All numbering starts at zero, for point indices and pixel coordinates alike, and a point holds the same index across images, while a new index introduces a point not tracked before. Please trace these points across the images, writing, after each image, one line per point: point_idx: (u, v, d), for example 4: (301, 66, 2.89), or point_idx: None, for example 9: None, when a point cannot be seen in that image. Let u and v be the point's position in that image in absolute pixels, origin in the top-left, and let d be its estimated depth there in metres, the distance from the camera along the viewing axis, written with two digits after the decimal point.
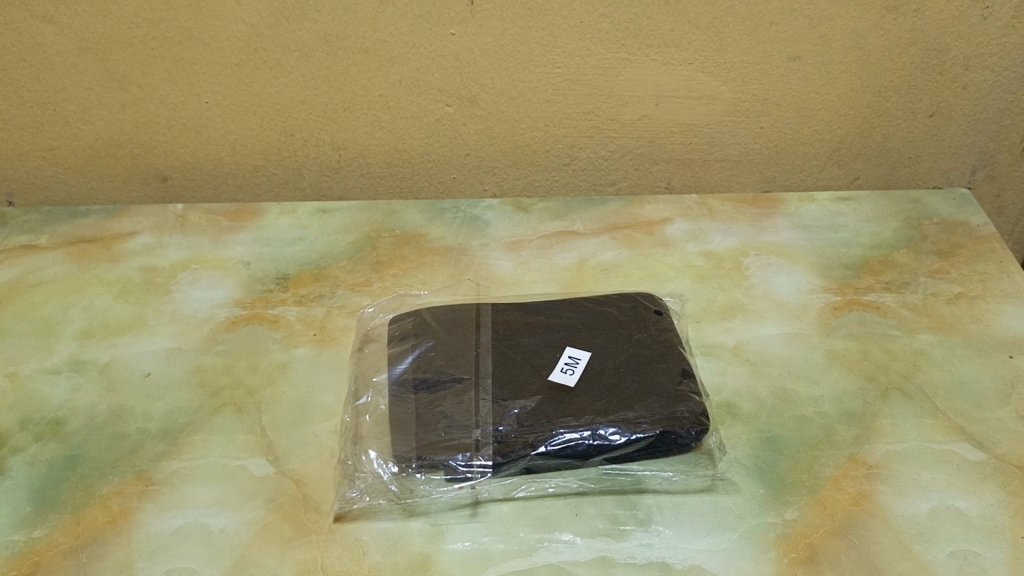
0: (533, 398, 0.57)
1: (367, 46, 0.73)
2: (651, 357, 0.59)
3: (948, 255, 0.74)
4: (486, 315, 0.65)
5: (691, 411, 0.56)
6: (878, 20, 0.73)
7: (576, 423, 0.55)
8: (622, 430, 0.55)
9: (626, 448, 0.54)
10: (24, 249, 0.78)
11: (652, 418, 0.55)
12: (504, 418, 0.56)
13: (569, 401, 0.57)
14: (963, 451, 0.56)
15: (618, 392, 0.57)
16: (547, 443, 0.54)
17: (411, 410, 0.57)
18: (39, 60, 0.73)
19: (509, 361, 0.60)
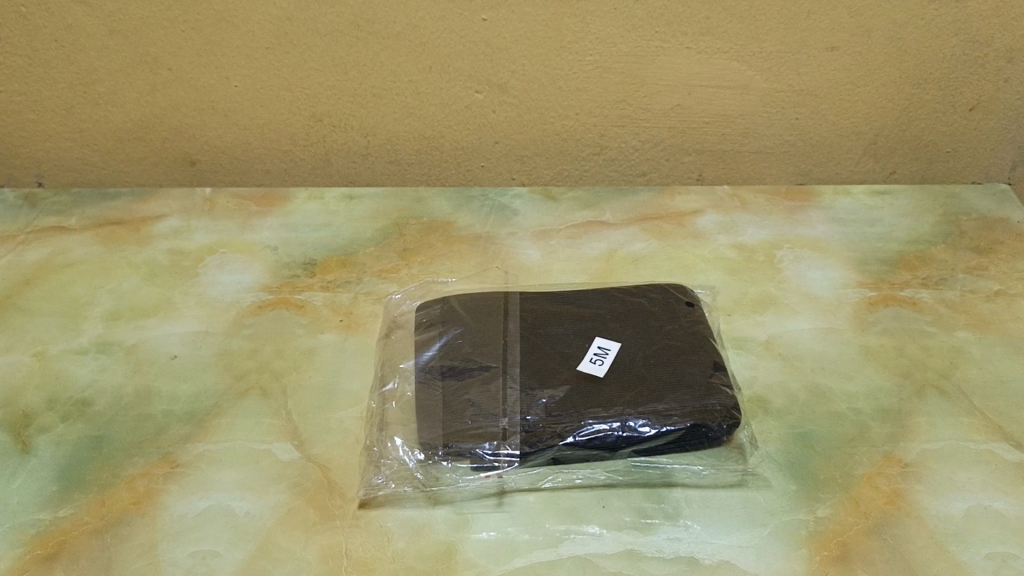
0: (561, 387, 0.56)
1: (398, 31, 0.72)
2: (682, 349, 0.58)
3: (986, 252, 0.73)
4: (515, 304, 0.64)
5: (722, 403, 0.55)
6: (920, 10, 0.71)
7: (606, 414, 0.54)
8: (651, 422, 0.54)
9: (656, 440, 0.54)
10: (53, 230, 0.78)
11: (682, 410, 0.54)
12: (532, 407, 0.55)
13: (598, 392, 0.56)
14: (1001, 451, 0.55)
15: (648, 383, 0.56)
16: (576, 433, 0.53)
17: (438, 397, 0.57)
18: (71, 41, 0.73)
19: (538, 350, 0.59)
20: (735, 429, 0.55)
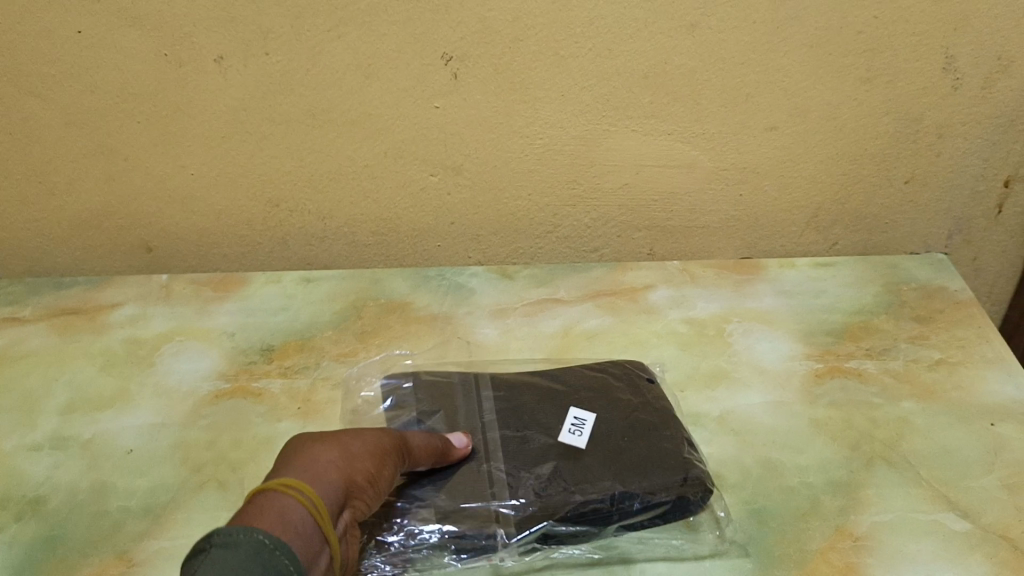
0: (542, 468, 0.59)
1: (352, 119, 0.74)
2: (654, 424, 0.61)
3: (927, 320, 0.75)
4: (488, 383, 0.66)
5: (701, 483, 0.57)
6: (853, 91, 0.74)
7: (591, 490, 0.56)
8: (636, 498, 0.56)
9: (639, 519, 0.56)
10: (8, 321, 0.77)
11: (664, 486, 0.56)
12: (520, 486, 0.57)
13: (579, 469, 0.58)
14: (949, 521, 0.56)
15: (628, 461, 0.58)
16: (562, 509, 0.55)
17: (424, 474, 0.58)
18: (27, 133, 0.74)
19: (516, 428, 0.61)
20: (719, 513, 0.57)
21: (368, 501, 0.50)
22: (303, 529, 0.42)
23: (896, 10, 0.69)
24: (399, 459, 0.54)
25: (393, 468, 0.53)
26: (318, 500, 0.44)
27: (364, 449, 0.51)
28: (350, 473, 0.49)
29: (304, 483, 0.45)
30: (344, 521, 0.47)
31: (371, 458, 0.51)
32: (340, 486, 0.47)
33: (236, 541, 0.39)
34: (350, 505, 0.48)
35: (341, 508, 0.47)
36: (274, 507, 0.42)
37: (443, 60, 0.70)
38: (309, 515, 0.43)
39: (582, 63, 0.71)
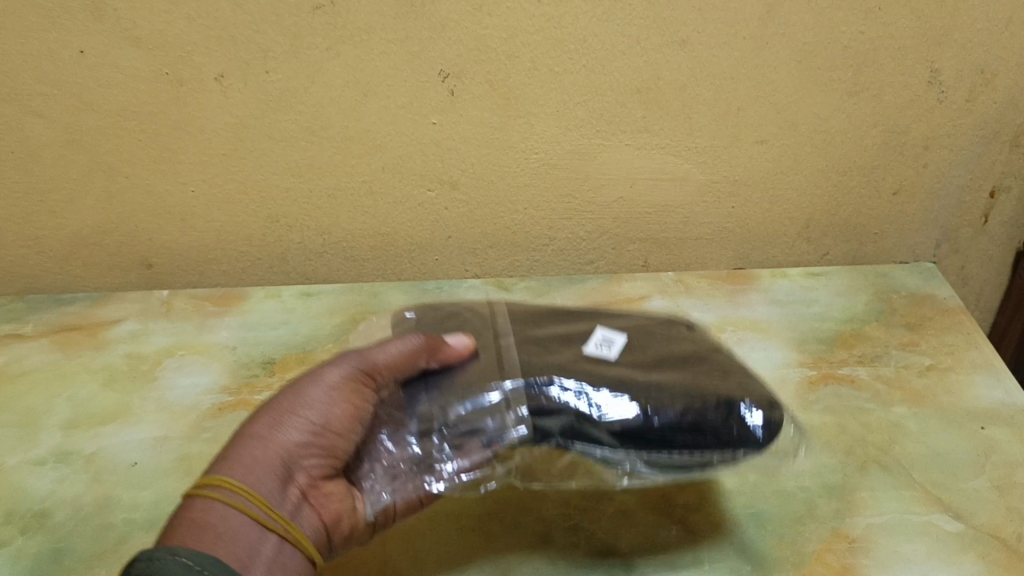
0: (592, 377, 0.55)
1: (351, 135, 0.75)
2: (656, 331, 0.63)
3: (917, 327, 0.77)
4: (506, 323, 0.64)
5: (761, 435, 0.53)
6: (841, 104, 0.76)
7: (649, 416, 0.52)
8: (696, 446, 0.52)
9: (694, 463, 0.52)
10: (9, 339, 0.78)
11: (728, 437, 0.52)
12: (570, 402, 0.53)
13: (640, 392, 0.54)
14: (942, 522, 0.57)
15: (694, 393, 0.54)
16: (612, 440, 0.52)
17: (456, 389, 0.56)
18: (28, 152, 0.74)
19: (539, 350, 0.60)
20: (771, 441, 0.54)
21: (338, 445, 0.52)
22: (228, 534, 0.45)
23: (880, 25, 0.71)
24: (365, 381, 0.54)
25: (360, 394, 0.53)
26: (246, 490, 0.47)
27: (322, 394, 0.52)
28: (297, 432, 0.50)
29: (235, 475, 0.47)
30: (300, 485, 0.50)
31: (330, 402, 0.52)
32: (283, 456, 0.49)
33: (158, 565, 0.41)
34: (306, 464, 0.50)
35: (287, 479, 0.49)
36: (195, 519, 0.45)
37: (440, 78, 0.72)
38: (238, 512, 0.46)
39: (576, 80, 0.73)
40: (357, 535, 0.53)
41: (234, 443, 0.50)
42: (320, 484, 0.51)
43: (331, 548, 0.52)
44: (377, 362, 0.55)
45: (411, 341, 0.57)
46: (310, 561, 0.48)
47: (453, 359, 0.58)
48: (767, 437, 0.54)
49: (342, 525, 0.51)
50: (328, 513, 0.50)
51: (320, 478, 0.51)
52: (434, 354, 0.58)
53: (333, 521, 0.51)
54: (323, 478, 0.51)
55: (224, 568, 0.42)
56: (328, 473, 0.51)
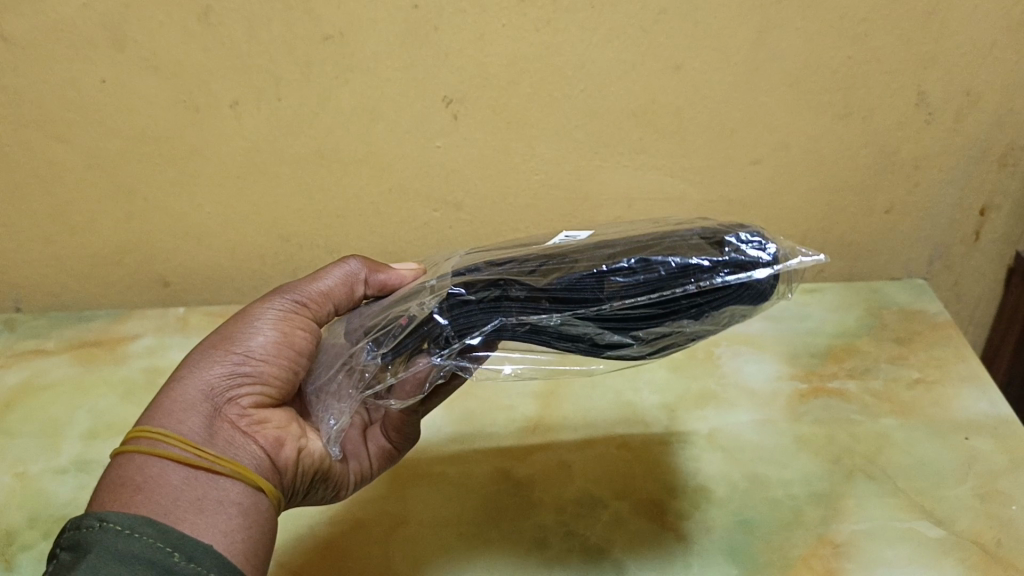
0: (533, 253, 0.52)
1: (359, 158, 0.78)
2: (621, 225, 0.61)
3: (906, 342, 0.79)
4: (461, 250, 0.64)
5: (723, 257, 0.45)
6: (832, 125, 0.78)
7: (587, 267, 0.47)
8: (648, 286, 0.45)
9: (660, 311, 0.45)
10: (33, 354, 0.82)
11: (680, 268, 0.45)
12: (501, 270, 0.49)
13: (579, 248, 0.51)
14: (924, 528, 0.59)
15: (639, 241, 0.49)
16: (553, 298, 0.47)
17: (392, 299, 0.55)
18: (52, 176, 0.78)
19: (489, 252, 0.57)
20: (755, 279, 0.45)
21: (269, 371, 0.50)
22: (150, 485, 0.42)
23: (869, 50, 0.73)
24: (295, 312, 0.53)
25: (292, 324, 0.52)
26: (164, 433, 0.44)
27: (248, 325, 0.51)
28: (220, 367, 0.49)
29: (157, 421, 0.46)
30: (231, 416, 0.48)
31: (257, 329, 0.51)
32: (207, 391, 0.48)
33: (87, 535, 0.39)
34: (234, 395, 0.48)
35: (212, 413, 0.47)
36: (117, 479, 0.43)
37: (444, 103, 0.75)
38: (159, 459, 0.44)
39: (575, 104, 0.75)
40: (311, 462, 0.51)
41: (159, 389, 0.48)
42: (254, 412, 0.49)
43: (286, 478, 0.49)
44: (309, 291, 0.55)
45: (345, 266, 0.57)
46: (252, 488, 0.45)
47: (393, 281, 0.58)
48: (747, 275, 0.45)
49: (287, 451, 0.49)
50: (269, 440, 0.48)
51: (254, 407, 0.49)
52: (372, 275, 0.58)
53: (276, 449, 0.48)
54: (257, 407, 0.49)
55: (155, 525, 0.40)
56: (262, 403, 0.50)
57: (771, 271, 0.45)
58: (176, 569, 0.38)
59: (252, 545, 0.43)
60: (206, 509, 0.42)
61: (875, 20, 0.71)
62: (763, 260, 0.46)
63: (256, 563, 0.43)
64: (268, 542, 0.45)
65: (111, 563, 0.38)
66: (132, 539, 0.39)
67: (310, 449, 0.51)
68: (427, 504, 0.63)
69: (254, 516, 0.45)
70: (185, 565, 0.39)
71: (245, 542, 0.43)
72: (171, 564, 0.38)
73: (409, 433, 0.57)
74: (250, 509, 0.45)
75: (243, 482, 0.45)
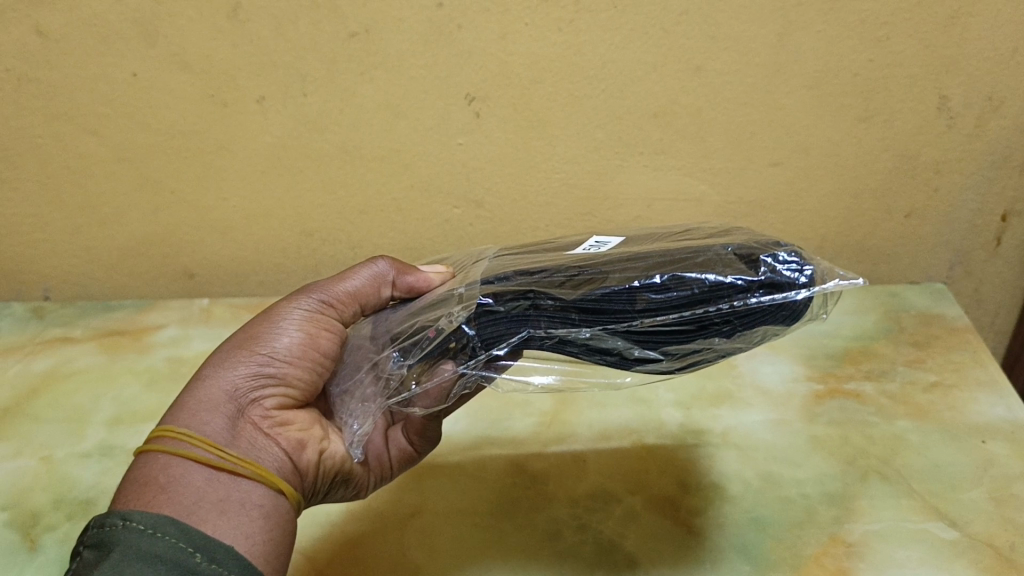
0: (562, 260, 0.51)
1: (382, 155, 0.79)
2: (655, 229, 0.61)
3: (924, 346, 0.79)
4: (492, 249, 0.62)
5: (760, 277, 0.44)
6: (852, 129, 0.78)
7: (618, 282, 0.46)
8: (680, 304, 0.45)
9: (692, 328, 0.45)
10: (60, 342, 0.84)
11: (715, 287, 0.44)
12: (530, 280, 0.49)
13: (610, 258, 0.50)
14: (938, 530, 0.59)
15: (673, 253, 0.48)
16: (582, 313, 0.46)
17: (418, 305, 0.54)
18: (82, 168, 0.80)
19: (518, 256, 0.56)
20: (791, 299, 0.44)
21: (293, 373, 0.51)
22: (174, 485, 0.43)
23: (889, 54, 0.73)
24: (322, 314, 0.53)
25: (318, 325, 0.53)
26: (189, 434, 0.45)
27: (275, 325, 0.51)
28: (245, 367, 0.49)
29: (181, 420, 0.46)
30: (255, 417, 0.48)
31: (283, 330, 0.51)
32: (231, 391, 0.48)
33: (110, 534, 0.40)
34: (258, 396, 0.49)
35: (235, 414, 0.47)
36: (139, 478, 0.43)
37: (466, 101, 0.76)
38: (183, 460, 0.44)
39: (595, 104, 0.76)
40: (333, 464, 0.52)
41: (184, 387, 0.49)
42: (278, 413, 0.49)
43: (307, 480, 0.50)
44: (336, 291, 0.55)
45: (373, 267, 0.57)
46: (274, 491, 0.46)
47: (420, 284, 0.57)
48: (782, 296, 0.44)
49: (309, 453, 0.50)
50: (291, 442, 0.49)
51: (278, 409, 0.50)
52: (401, 277, 0.57)
53: (298, 452, 0.49)
54: (281, 408, 0.50)
55: (178, 525, 0.40)
56: (286, 404, 0.50)
57: (808, 293, 0.44)
58: (197, 569, 0.39)
59: (272, 548, 0.43)
60: (229, 511, 0.43)
61: (896, 24, 0.71)
62: (800, 280, 0.45)
63: (276, 565, 0.44)
64: (288, 545, 0.45)
65: (135, 564, 0.38)
66: (153, 539, 0.39)
67: (332, 451, 0.52)
68: (442, 496, 0.64)
69: (275, 518, 0.45)
70: (206, 565, 0.39)
71: (266, 545, 0.43)
72: (193, 564, 0.39)
73: (431, 434, 0.57)
74: (271, 512, 0.45)
75: (266, 485, 0.45)
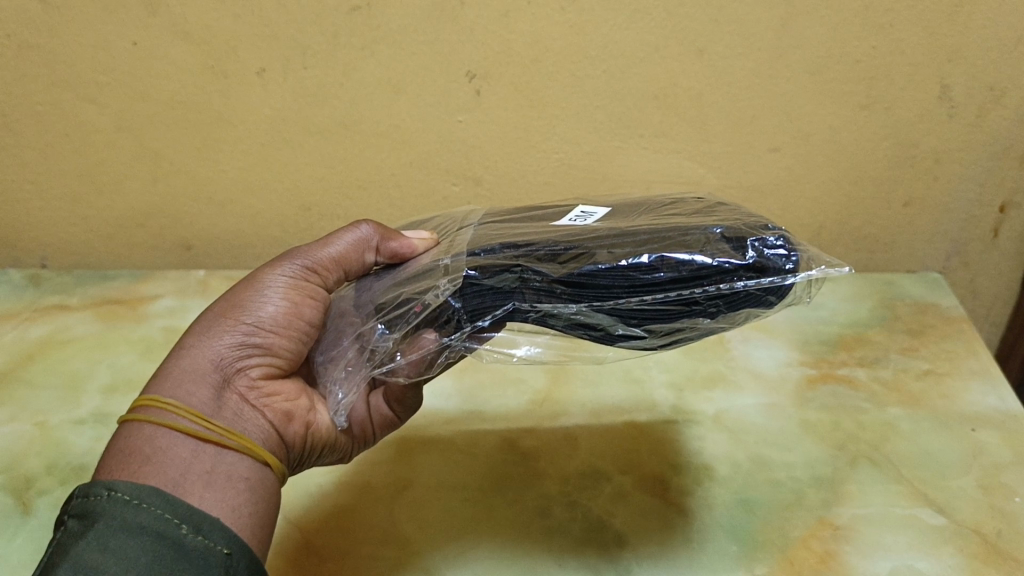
0: (549, 233, 0.51)
1: (382, 130, 0.79)
2: (645, 202, 0.60)
3: (918, 334, 0.79)
4: (476, 216, 0.62)
5: (748, 260, 0.44)
6: (853, 116, 0.78)
7: (605, 259, 0.46)
8: (667, 284, 0.45)
9: (677, 308, 0.45)
10: (56, 309, 0.85)
11: (702, 270, 0.44)
12: (516, 252, 0.49)
13: (597, 232, 0.49)
14: (925, 516, 0.59)
15: (660, 230, 0.48)
16: (568, 289, 0.46)
17: (404, 273, 0.53)
18: (81, 136, 0.80)
19: (504, 227, 0.56)
20: (777, 284, 0.44)
21: (279, 343, 0.50)
22: (160, 456, 0.42)
23: (893, 41, 0.73)
24: (306, 281, 0.52)
25: (303, 293, 0.52)
26: (173, 404, 0.44)
27: (258, 293, 0.50)
28: (230, 337, 0.48)
29: (165, 390, 0.45)
30: (240, 388, 0.48)
31: (268, 298, 0.50)
32: (216, 361, 0.47)
33: (94, 504, 0.39)
34: (244, 366, 0.48)
35: (221, 384, 0.47)
36: (123, 448, 0.43)
37: (467, 78, 0.75)
38: (168, 431, 0.43)
39: (597, 84, 0.76)
40: (319, 435, 0.52)
41: (168, 355, 0.48)
42: (264, 384, 0.49)
43: (293, 452, 0.50)
44: (319, 257, 0.53)
45: (359, 230, 0.55)
46: (260, 464, 0.46)
47: (405, 250, 0.56)
48: (769, 280, 0.44)
49: (295, 425, 0.50)
50: (278, 414, 0.48)
51: (264, 379, 0.49)
52: (384, 243, 0.56)
53: (284, 423, 0.49)
54: (266, 378, 0.49)
55: (164, 496, 0.40)
56: (272, 374, 0.50)
57: (795, 279, 0.44)
58: (185, 541, 0.39)
59: (258, 521, 0.44)
60: (215, 483, 0.43)
61: (900, 11, 0.71)
62: (788, 264, 0.45)
63: (260, 537, 0.44)
64: (273, 517, 0.45)
65: (122, 536, 0.38)
66: (138, 510, 0.39)
67: (318, 423, 0.51)
68: (434, 470, 0.64)
69: (261, 491, 0.45)
70: (193, 537, 0.39)
71: (251, 517, 0.43)
72: (180, 536, 0.39)
73: (412, 401, 0.56)
74: (257, 484, 0.45)
75: (252, 458, 0.45)
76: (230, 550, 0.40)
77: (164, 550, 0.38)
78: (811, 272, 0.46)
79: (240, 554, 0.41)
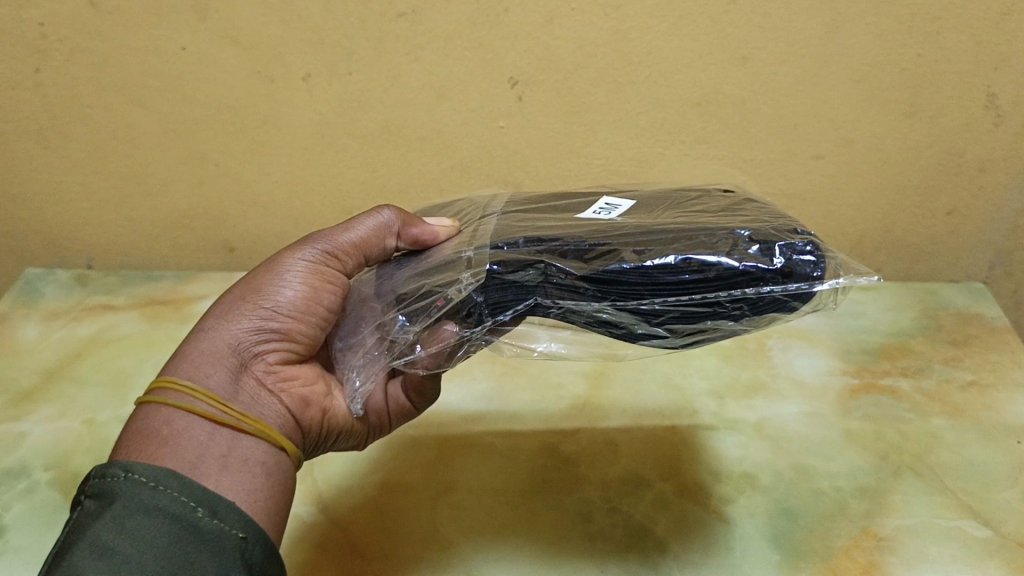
0: (574, 228, 0.51)
1: (425, 135, 0.80)
2: (671, 194, 0.59)
3: (961, 344, 0.78)
4: (500, 204, 0.61)
5: (776, 265, 0.44)
6: (897, 124, 0.78)
7: (630, 258, 0.46)
8: (692, 286, 0.44)
9: (703, 310, 0.45)
10: (102, 309, 0.87)
11: (729, 273, 0.43)
12: (540, 247, 0.48)
13: (624, 230, 0.49)
14: (970, 528, 0.59)
15: (687, 230, 0.47)
16: (591, 287, 0.46)
17: (426, 263, 0.53)
18: (130, 139, 0.81)
19: (528, 217, 0.56)
20: (804, 290, 0.44)
21: (296, 328, 0.50)
22: (177, 438, 0.42)
23: (939, 49, 0.72)
24: (326, 265, 0.52)
25: (322, 277, 0.51)
26: (190, 387, 0.44)
27: (277, 278, 0.50)
28: (248, 321, 0.48)
29: (182, 372, 0.46)
30: (258, 372, 0.48)
31: (286, 283, 0.50)
32: (234, 345, 0.47)
33: (112, 485, 0.39)
34: (261, 351, 0.48)
35: (238, 368, 0.47)
36: (142, 429, 0.43)
37: (510, 84, 0.76)
38: (185, 414, 0.44)
39: (639, 90, 0.76)
40: (336, 420, 0.52)
41: (187, 336, 0.48)
42: (281, 369, 0.49)
43: (309, 435, 0.51)
44: (340, 241, 0.53)
45: (380, 215, 0.55)
46: (276, 449, 0.46)
47: (426, 237, 0.55)
48: (796, 287, 0.44)
49: (311, 410, 0.50)
50: (294, 400, 0.49)
51: (281, 364, 0.49)
52: (406, 228, 0.55)
53: (299, 408, 0.49)
54: (284, 363, 0.49)
55: (181, 478, 0.40)
56: (289, 359, 0.50)
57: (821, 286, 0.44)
58: (200, 524, 0.39)
59: (273, 504, 0.44)
60: (231, 466, 0.43)
61: (947, 20, 0.70)
62: (816, 272, 0.44)
63: (276, 522, 0.44)
64: (290, 501, 0.46)
65: (139, 517, 0.38)
66: (156, 492, 0.39)
67: (335, 409, 0.52)
68: (474, 472, 0.65)
69: (277, 475, 0.45)
70: (209, 520, 0.39)
71: (267, 501, 0.43)
72: (195, 520, 0.39)
73: (430, 392, 0.56)
74: (274, 468, 0.45)
75: (268, 442, 0.45)
76: (246, 535, 0.41)
77: (180, 533, 0.38)
78: (839, 279, 0.45)
79: (255, 538, 0.41)
